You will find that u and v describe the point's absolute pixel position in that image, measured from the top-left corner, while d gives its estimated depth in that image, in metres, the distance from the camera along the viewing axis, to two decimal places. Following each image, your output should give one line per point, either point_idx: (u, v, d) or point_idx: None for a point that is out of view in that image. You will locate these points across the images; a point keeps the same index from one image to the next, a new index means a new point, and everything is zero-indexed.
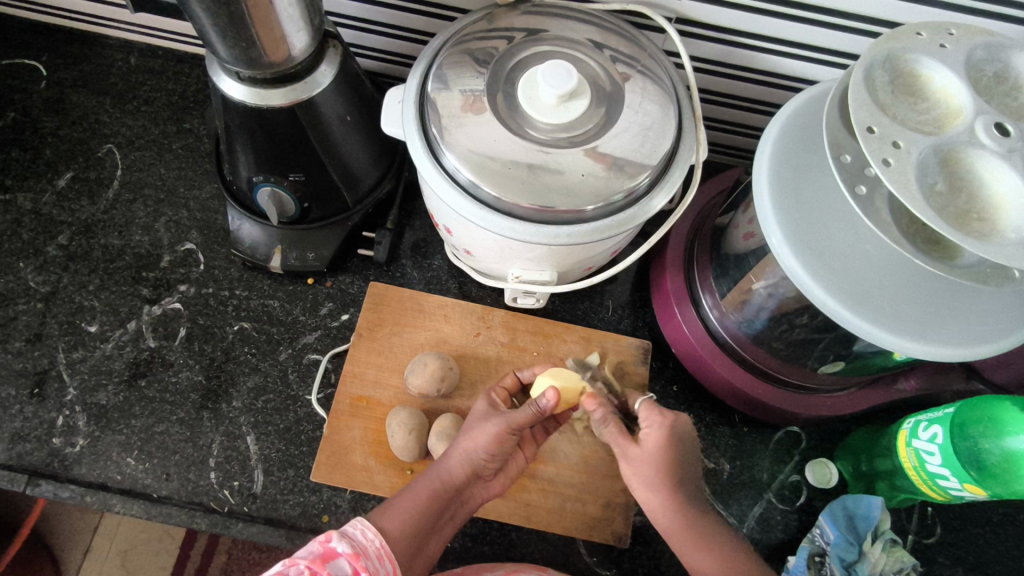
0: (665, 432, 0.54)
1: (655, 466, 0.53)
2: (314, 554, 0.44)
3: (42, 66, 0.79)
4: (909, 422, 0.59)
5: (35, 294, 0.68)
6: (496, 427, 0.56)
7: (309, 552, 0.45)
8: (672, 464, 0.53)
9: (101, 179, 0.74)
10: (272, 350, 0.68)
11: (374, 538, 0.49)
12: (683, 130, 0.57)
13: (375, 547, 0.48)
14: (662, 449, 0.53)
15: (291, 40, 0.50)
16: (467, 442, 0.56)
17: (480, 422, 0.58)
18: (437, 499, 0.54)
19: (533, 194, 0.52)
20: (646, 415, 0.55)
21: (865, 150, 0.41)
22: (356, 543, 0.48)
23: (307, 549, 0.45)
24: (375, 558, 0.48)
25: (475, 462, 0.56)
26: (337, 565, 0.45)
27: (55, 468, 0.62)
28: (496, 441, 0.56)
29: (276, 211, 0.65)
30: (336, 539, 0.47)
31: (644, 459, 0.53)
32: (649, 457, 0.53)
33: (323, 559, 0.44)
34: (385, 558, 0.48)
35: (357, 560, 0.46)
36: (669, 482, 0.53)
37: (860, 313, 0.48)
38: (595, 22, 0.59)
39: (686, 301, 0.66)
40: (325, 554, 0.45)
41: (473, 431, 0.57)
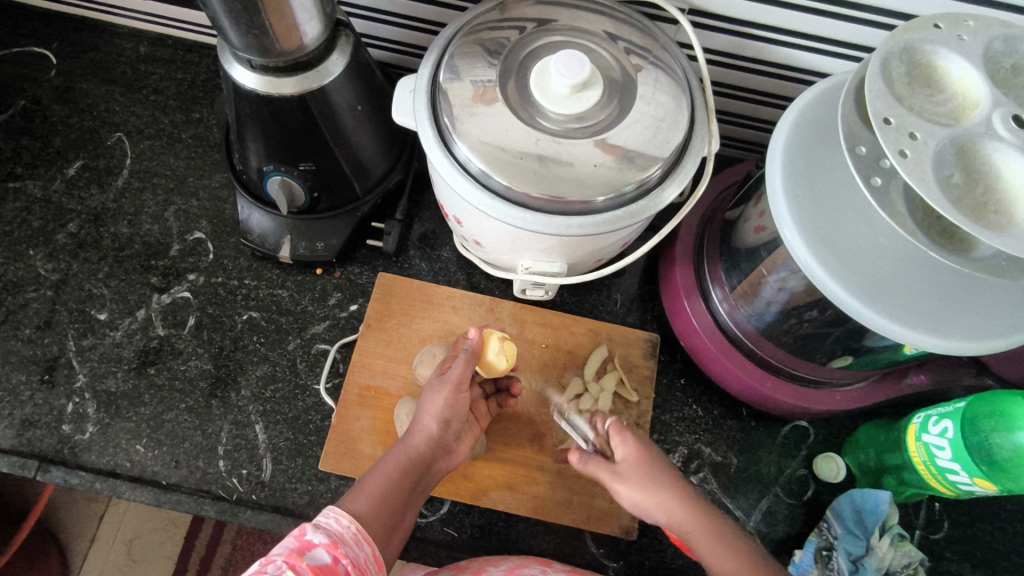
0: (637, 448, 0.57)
1: (642, 467, 0.56)
2: (289, 549, 0.44)
3: (52, 54, 0.79)
4: (920, 416, 0.59)
5: (45, 281, 0.69)
6: (445, 394, 0.58)
7: (283, 549, 0.44)
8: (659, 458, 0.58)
9: (111, 168, 0.74)
10: (281, 340, 0.68)
11: (349, 523, 0.48)
12: (695, 122, 0.56)
13: (349, 532, 0.48)
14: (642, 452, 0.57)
15: (303, 28, 0.50)
16: (422, 417, 0.57)
17: (432, 395, 0.58)
18: (403, 473, 0.54)
19: (544, 184, 0.52)
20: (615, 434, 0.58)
21: (881, 141, 0.40)
22: (332, 532, 0.47)
23: (284, 544, 0.45)
24: (353, 543, 0.47)
25: (433, 432, 0.57)
26: (315, 555, 0.44)
27: (65, 455, 0.62)
28: (446, 405, 0.57)
29: (285, 201, 0.65)
30: (311, 531, 0.46)
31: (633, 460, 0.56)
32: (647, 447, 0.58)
33: (299, 552, 0.44)
34: (362, 541, 0.48)
35: (336, 548, 0.45)
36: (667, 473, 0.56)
37: (871, 304, 0.48)
38: (609, 13, 0.59)
39: (696, 294, 0.66)
40: (302, 547, 0.44)
41: (428, 406, 0.58)
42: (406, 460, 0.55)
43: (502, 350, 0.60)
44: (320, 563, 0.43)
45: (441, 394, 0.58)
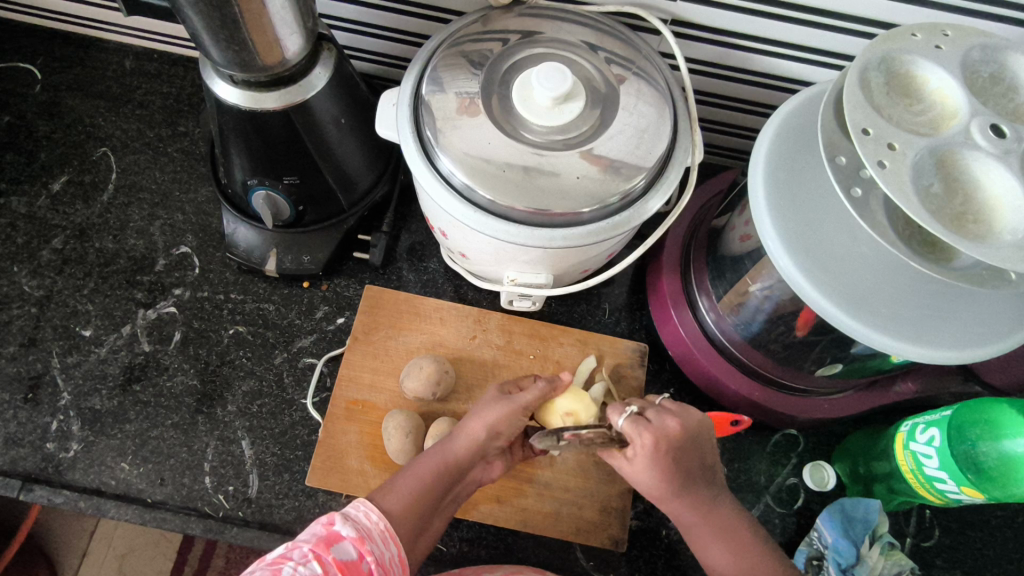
0: (651, 451, 0.53)
1: (654, 479, 0.53)
2: (318, 537, 0.46)
3: (37, 69, 0.79)
4: (907, 424, 0.58)
5: (29, 298, 0.68)
6: (505, 407, 0.58)
7: (312, 536, 0.46)
8: (691, 453, 0.54)
9: (96, 183, 0.74)
10: (267, 354, 0.68)
11: (378, 521, 0.50)
12: (678, 133, 0.56)
13: (378, 529, 0.49)
14: (658, 465, 0.53)
15: (284, 43, 0.50)
16: (472, 422, 0.57)
17: (488, 405, 0.59)
18: (441, 476, 0.54)
19: (528, 197, 0.52)
20: (629, 431, 0.54)
21: (860, 151, 0.41)
22: (360, 526, 0.49)
23: (311, 532, 0.47)
24: (380, 541, 0.48)
25: (480, 443, 0.57)
26: (341, 547, 0.46)
27: (49, 473, 0.62)
28: (503, 420, 0.58)
29: (271, 215, 0.65)
30: (340, 522, 0.48)
31: (645, 472, 0.53)
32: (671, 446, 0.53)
33: (327, 542, 0.46)
34: (390, 541, 0.49)
35: (362, 544, 0.47)
36: (686, 476, 0.53)
37: (857, 316, 0.47)
38: (591, 24, 0.59)
39: (683, 304, 0.66)
40: (330, 537, 0.46)
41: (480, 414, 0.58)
42: (447, 466, 0.55)
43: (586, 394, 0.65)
44: (346, 557, 0.45)
45: (499, 407, 0.58)
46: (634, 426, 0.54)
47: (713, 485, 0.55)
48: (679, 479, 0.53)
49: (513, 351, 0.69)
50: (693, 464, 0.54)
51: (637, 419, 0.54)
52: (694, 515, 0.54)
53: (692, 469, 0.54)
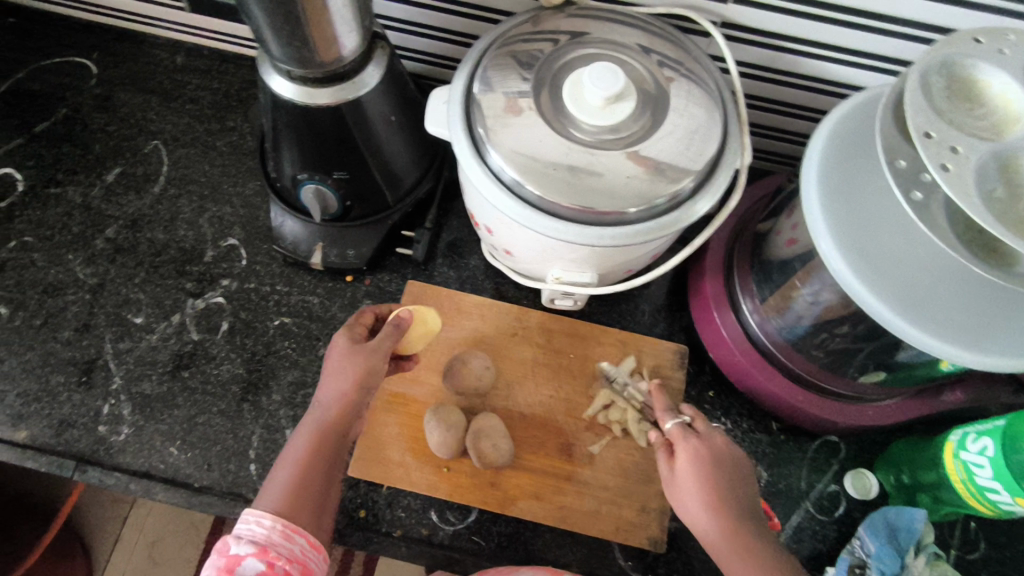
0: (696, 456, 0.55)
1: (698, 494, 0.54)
2: (218, 570, 0.45)
3: (92, 64, 0.81)
4: (956, 433, 0.57)
5: (84, 285, 0.70)
6: (350, 360, 0.56)
7: (211, 570, 0.45)
8: (705, 482, 0.54)
9: (148, 175, 0.76)
10: (312, 346, 0.69)
11: (272, 524, 0.48)
12: (728, 135, 0.56)
13: (277, 530, 0.48)
14: (697, 471, 0.55)
15: (341, 41, 0.53)
16: (326, 386, 0.56)
17: (330, 368, 0.56)
18: (310, 451, 0.53)
19: (580, 196, 0.53)
20: (676, 435, 0.57)
21: (922, 154, 0.41)
22: (258, 538, 0.47)
23: (210, 565, 0.45)
24: (284, 541, 0.48)
25: (341, 402, 0.55)
26: (246, 567, 0.45)
27: (101, 455, 0.63)
28: (348, 377, 0.55)
29: (319, 208, 0.66)
30: (235, 544, 0.47)
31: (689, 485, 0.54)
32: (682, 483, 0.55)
33: (227, 570, 0.45)
34: (294, 535, 0.49)
35: (265, 555, 0.46)
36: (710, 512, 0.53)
37: (913, 321, 0.47)
38: (642, 26, 0.59)
39: (725, 305, 0.66)
40: (230, 564, 0.45)
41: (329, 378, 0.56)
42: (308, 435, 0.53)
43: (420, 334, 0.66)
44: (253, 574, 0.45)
45: (343, 368, 0.56)
46: (681, 431, 0.58)
47: (748, 501, 0.55)
48: (721, 493, 0.54)
49: (551, 349, 0.69)
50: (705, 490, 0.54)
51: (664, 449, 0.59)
52: (716, 532, 0.52)
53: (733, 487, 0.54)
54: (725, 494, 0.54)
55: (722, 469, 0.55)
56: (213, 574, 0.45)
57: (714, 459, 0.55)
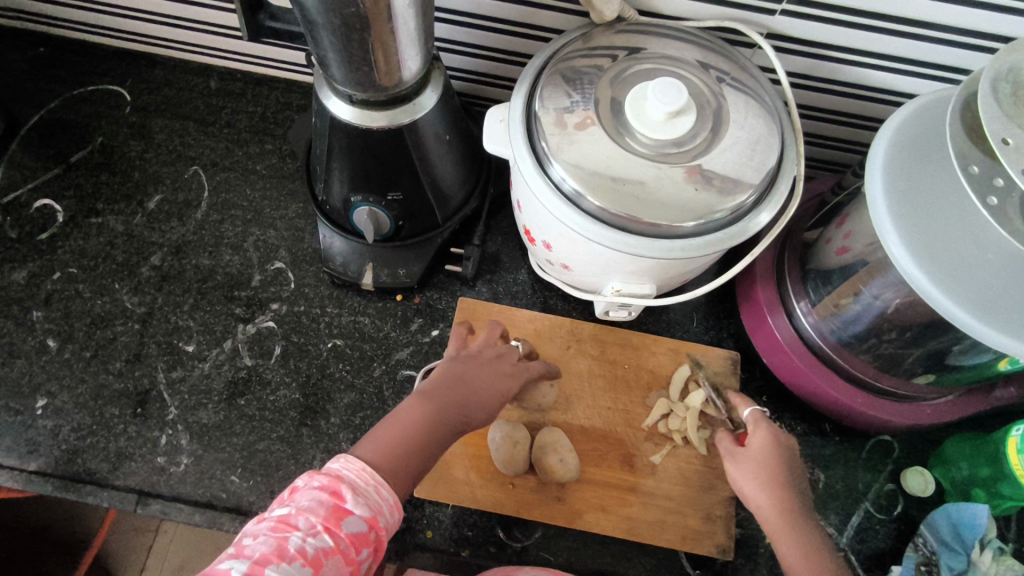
0: (767, 436, 0.57)
1: (759, 466, 0.56)
2: (326, 509, 0.42)
3: (126, 91, 0.81)
4: (1019, 429, 0.58)
5: (132, 314, 0.69)
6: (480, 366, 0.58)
7: (318, 505, 0.42)
8: (778, 461, 0.56)
9: (189, 201, 0.75)
10: (367, 367, 0.69)
11: (388, 495, 0.46)
12: (786, 146, 0.57)
13: (386, 501, 0.46)
14: (766, 449, 0.57)
15: (405, 65, 0.53)
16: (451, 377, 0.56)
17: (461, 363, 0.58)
18: (430, 422, 0.51)
19: (648, 210, 0.53)
20: (751, 419, 0.60)
21: (1001, 160, 0.42)
22: (368, 501, 0.45)
23: (318, 498, 0.43)
24: (387, 513, 0.45)
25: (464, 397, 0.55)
26: (352, 523, 0.42)
27: (161, 487, 0.62)
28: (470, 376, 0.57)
29: (372, 229, 0.66)
30: (349, 495, 0.44)
31: (751, 459, 0.57)
32: (753, 461, 0.57)
33: (336, 515, 0.42)
34: (393, 508, 0.46)
35: (374, 520, 0.44)
36: (769, 483, 0.55)
37: (990, 322, 0.47)
38: (694, 40, 0.60)
39: (779, 309, 0.66)
40: (338, 510, 0.43)
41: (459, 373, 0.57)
42: (437, 410, 0.52)
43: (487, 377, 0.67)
44: (356, 533, 0.42)
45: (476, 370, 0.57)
46: (756, 417, 0.60)
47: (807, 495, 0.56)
48: (783, 474, 0.55)
49: (605, 361, 0.69)
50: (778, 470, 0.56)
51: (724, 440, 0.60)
52: (769, 506, 0.54)
53: (795, 477, 0.56)
54: (788, 474, 0.56)
55: (793, 455, 0.57)
56: (319, 508, 0.42)
57: (782, 444, 0.57)
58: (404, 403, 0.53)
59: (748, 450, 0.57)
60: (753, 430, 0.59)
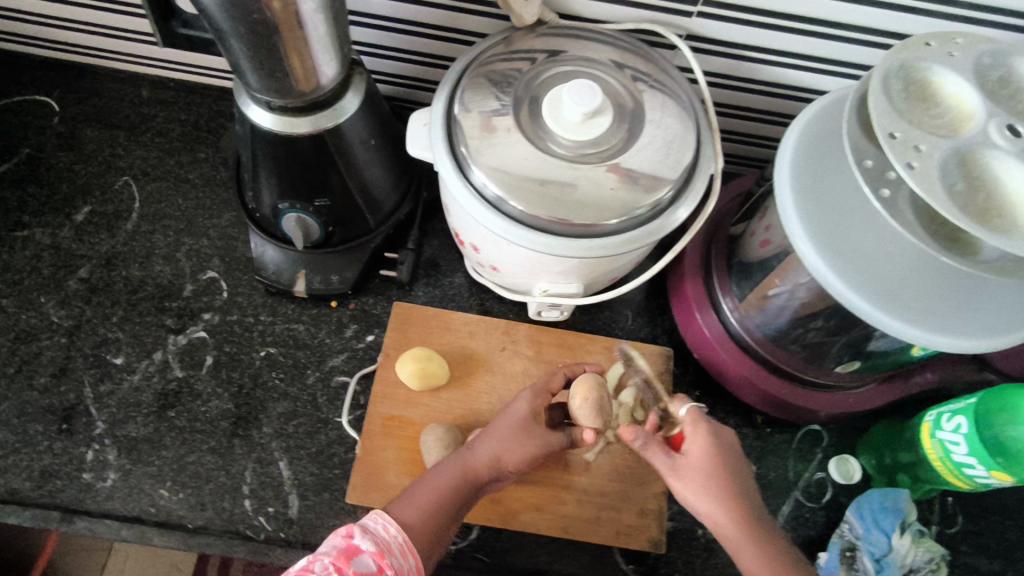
0: (708, 443, 0.57)
1: (708, 476, 0.55)
2: (337, 550, 0.48)
3: (54, 101, 0.79)
4: (931, 414, 0.60)
5: (59, 328, 0.68)
6: (520, 426, 0.59)
7: (332, 549, 0.48)
8: (723, 470, 0.56)
9: (119, 212, 0.74)
10: (300, 374, 0.68)
11: (396, 533, 0.51)
12: (702, 144, 0.58)
13: (396, 542, 0.51)
14: (710, 457, 0.56)
15: (322, 70, 0.53)
16: (486, 438, 0.58)
17: (504, 421, 0.59)
18: (460, 484, 0.55)
19: (566, 210, 0.54)
20: (689, 422, 0.58)
21: (890, 154, 0.43)
22: (379, 540, 0.50)
23: (331, 544, 0.49)
24: (399, 554, 0.50)
25: (499, 460, 0.57)
26: (360, 561, 0.48)
27: (88, 503, 0.61)
28: (512, 438, 0.58)
29: (301, 236, 0.66)
30: (360, 536, 0.50)
31: (696, 469, 0.56)
32: (698, 470, 0.56)
33: (347, 555, 0.48)
34: (408, 553, 0.51)
35: (381, 557, 0.49)
36: (721, 494, 0.55)
37: (889, 311, 0.50)
38: (612, 41, 0.61)
39: (707, 306, 0.68)
40: (349, 550, 0.48)
41: (498, 436, 0.58)
42: (469, 472, 0.56)
43: (411, 373, 0.65)
44: (365, 569, 0.47)
45: (517, 431, 0.58)
46: (694, 419, 0.58)
47: (753, 491, 0.57)
48: (731, 480, 0.55)
49: (539, 361, 0.70)
50: (728, 483, 0.55)
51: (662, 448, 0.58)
52: (726, 519, 0.54)
53: (740, 477, 0.56)
54: (733, 478, 0.56)
55: (732, 457, 0.57)
56: (333, 551, 0.48)
57: (722, 448, 0.57)
58: (440, 464, 0.57)
59: (691, 462, 0.56)
60: (692, 437, 0.57)
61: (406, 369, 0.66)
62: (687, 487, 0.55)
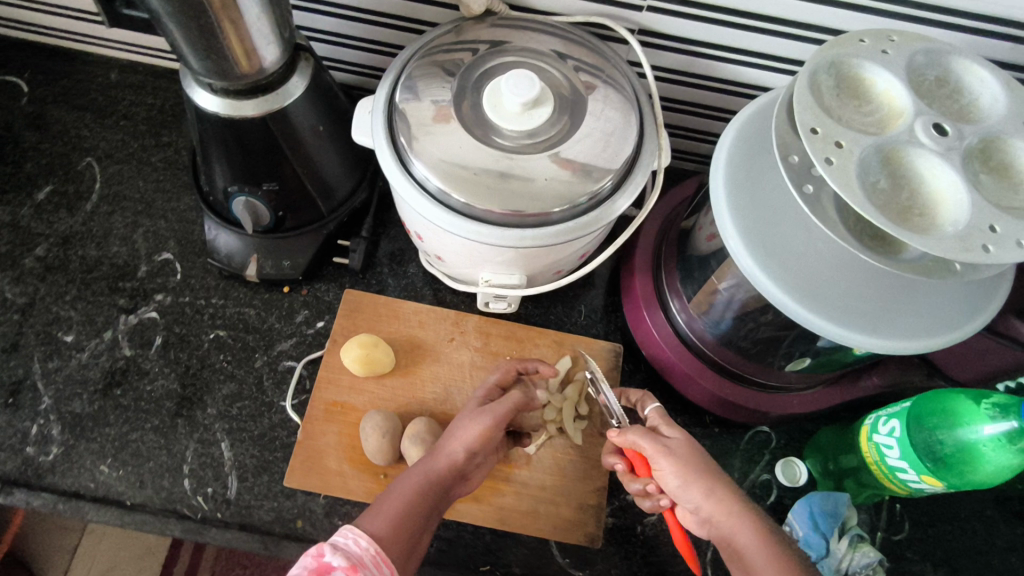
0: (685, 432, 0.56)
1: (698, 458, 0.53)
2: (307, 570, 0.43)
3: (23, 82, 0.80)
4: (872, 417, 0.59)
5: (12, 304, 0.69)
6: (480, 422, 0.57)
7: (301, 568, 0.43)
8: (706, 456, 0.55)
9: (80, 192, 0.75)
10: (248, 357, 0.69)
11: (369, 546, 0.47)
12: (645, 138, 0.58)
13: (370, 555, 0.46)
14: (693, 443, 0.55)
15: (262, 53, 0.53)
16: (450, 440, 0.57)
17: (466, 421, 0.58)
18: (427, 487, 0.53)
19: (500, 199, 0.54)
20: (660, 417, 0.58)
21: (809, 149, 0.43)
22: (351, 555, 0.46)
23: (301, 564, 0.44)
24: (373, 567, 0.46)
25: (461, 458, 0.56)
26: None
27: (29, 477, 0.62)
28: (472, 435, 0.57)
29: (251, 220, 0.67)
30: (330, 553, 0.45)
31: (687, 451, 0.54)
32: (687, 452, 0.54)
33: None
34: (383, 564, 0.46)
35: (354, 573, 0.44)
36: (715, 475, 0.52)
37: (817, 310, 0.50)
38: (560, 34, 0.61)
39: (654, 305, 0.68)
40: (319, 569, 0.44)
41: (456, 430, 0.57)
42: (433, 476, 0.54)
43: (357, 358, 0.65)
44: None
45: (476, 421, 0.57)
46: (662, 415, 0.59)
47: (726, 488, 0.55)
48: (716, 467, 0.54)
49: (486, 353, 0.70)
50: (713, 466, 0.53)
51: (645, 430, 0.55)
52: (728, 501, 0.51)
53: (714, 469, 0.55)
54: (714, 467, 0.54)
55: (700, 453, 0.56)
56: (303, 573, 0.43)
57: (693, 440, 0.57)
58: (406, 473, 0.55)
59: (677, 446, 0.54)
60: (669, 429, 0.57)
61: (352, 354, 0.66)
62: (679, 466, 0.52)
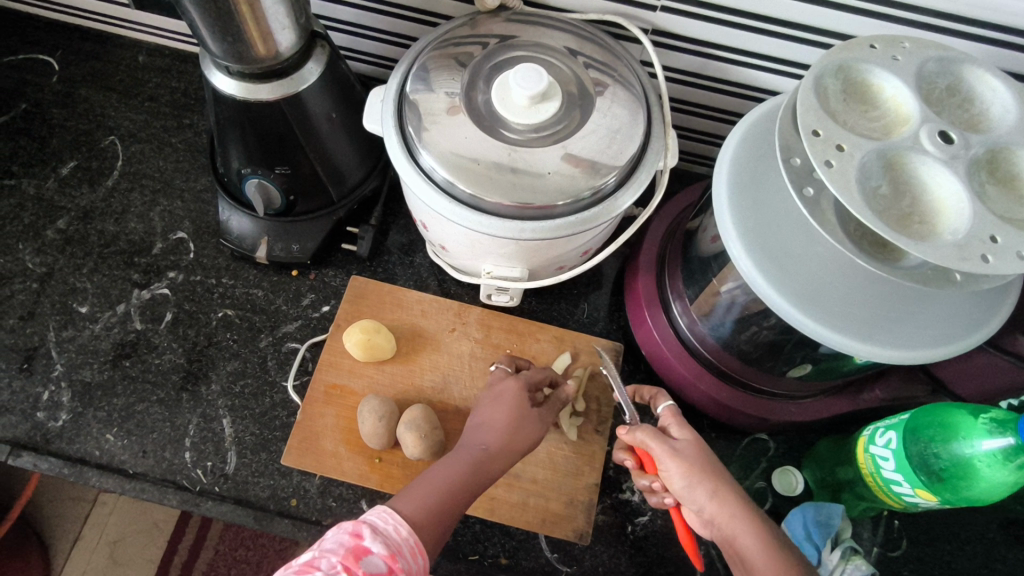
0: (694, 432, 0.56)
1: (705, 458, 0.53)
2: (345, 549, 0.44)
3: (54, 61, 0.83)
4: (869, 429, 0.59)
5: (32, 274, 0.71)
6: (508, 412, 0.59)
7: (339, 546, 0.44)
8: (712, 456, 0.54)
9: (102, 169, 0.77)
10: (253, 337, 0.70)
11: (407, 535, 0.48)
12: (651, 137, 0.58)
13: (407, 543, 0.47)
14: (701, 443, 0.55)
15: (277, 38, 0.54)
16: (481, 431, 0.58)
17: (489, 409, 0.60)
18: (461, 477, 0.54)
19: (501, 190, 0.54)
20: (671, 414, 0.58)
21: (809, 151, 0.42)
22: (389, 542, 0.46)
23: (338, 540, 0.45)
24: (409, 554, 0.47)
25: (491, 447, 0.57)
26: (370, 562, 0.44)
27: (37, 441, 0.64)
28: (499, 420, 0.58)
29: (262, 202, 0.68)
30: (369, 536, 0.46)
31: (695, 451, 0.54)
32: (696, 453, 0.54)
33: (355, 554, 0.44)
34: (415, 552, 0.47)
35: (392, 560, 0.45)
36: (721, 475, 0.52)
37: (812, 314, 0.50)
38: (572, 30, 0.61)
39: (657, 306, 0.68)
40: (358, 550, 0.44)
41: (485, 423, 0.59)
42: (467, 467, 0.55)
43: (359, 344, 0.66)
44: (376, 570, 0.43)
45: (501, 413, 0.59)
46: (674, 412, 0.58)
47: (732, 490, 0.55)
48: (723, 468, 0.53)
49: (486, 344, 0.70)
50: (719, 469, 0.53)
51: (655, 431, 0.55)
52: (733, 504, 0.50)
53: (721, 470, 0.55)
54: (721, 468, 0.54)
55: None
56: (343, 549, 0.44)
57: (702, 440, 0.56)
58: (443, 461, 0.55)
59: (686, 446, 0.54)
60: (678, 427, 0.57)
61: (354, 340, 0.66)
62: (687, 466, 0.52)
